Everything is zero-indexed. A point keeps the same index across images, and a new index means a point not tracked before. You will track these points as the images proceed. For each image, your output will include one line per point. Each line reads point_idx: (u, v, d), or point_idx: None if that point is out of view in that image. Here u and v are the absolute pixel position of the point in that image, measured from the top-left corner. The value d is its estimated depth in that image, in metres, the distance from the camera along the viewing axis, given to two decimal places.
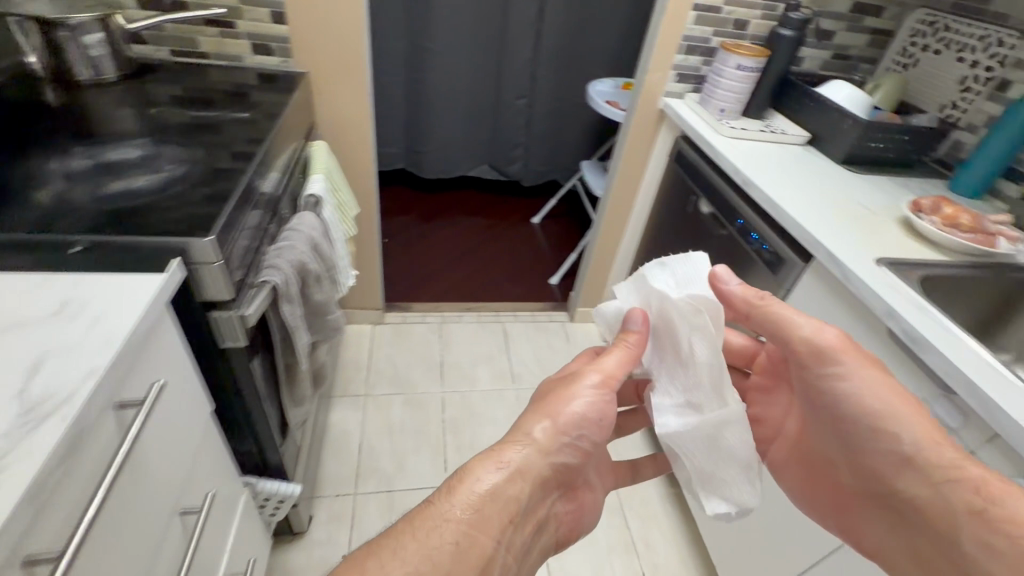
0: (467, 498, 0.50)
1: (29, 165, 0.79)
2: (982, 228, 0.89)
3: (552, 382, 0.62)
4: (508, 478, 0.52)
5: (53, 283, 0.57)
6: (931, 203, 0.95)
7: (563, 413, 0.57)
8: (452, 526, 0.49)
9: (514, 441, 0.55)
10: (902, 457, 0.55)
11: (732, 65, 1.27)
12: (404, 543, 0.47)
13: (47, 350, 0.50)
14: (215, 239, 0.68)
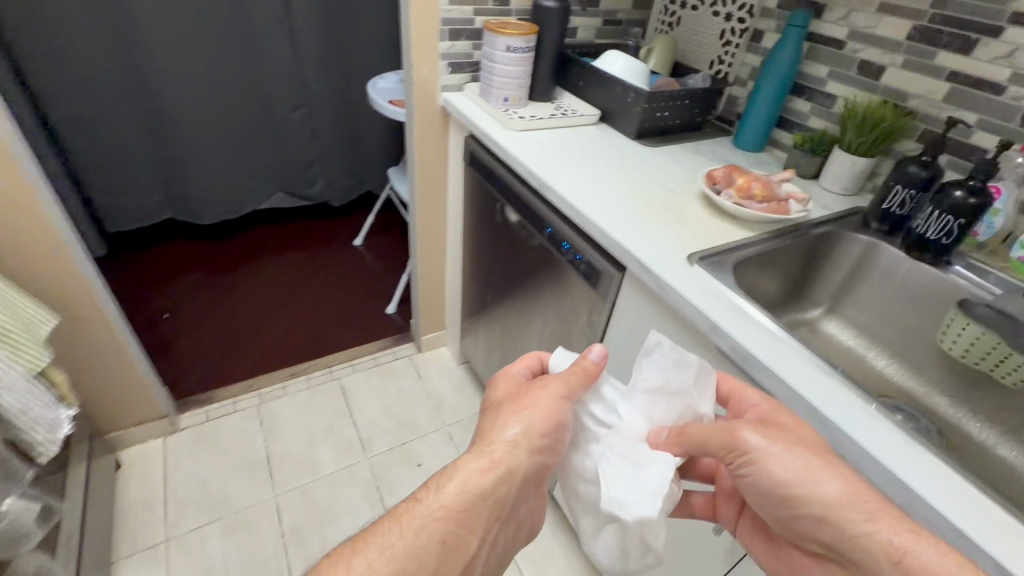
0: (433, 502, 0.55)
1: None
2: (776, 192, 0.84)
3: (507, 390, 0.64)
4: (492, 481, 0.56)
5: None
6: (726, 175, 0.89)
7: (537, 416, 0.59)
8: (436, 525, 0.54)
9: (495, 433, 0.59)
10: (864, 550, 0.48)
11: (502, 48, 1.11)
12: (389, 544, 0.52)
13: None
14: None
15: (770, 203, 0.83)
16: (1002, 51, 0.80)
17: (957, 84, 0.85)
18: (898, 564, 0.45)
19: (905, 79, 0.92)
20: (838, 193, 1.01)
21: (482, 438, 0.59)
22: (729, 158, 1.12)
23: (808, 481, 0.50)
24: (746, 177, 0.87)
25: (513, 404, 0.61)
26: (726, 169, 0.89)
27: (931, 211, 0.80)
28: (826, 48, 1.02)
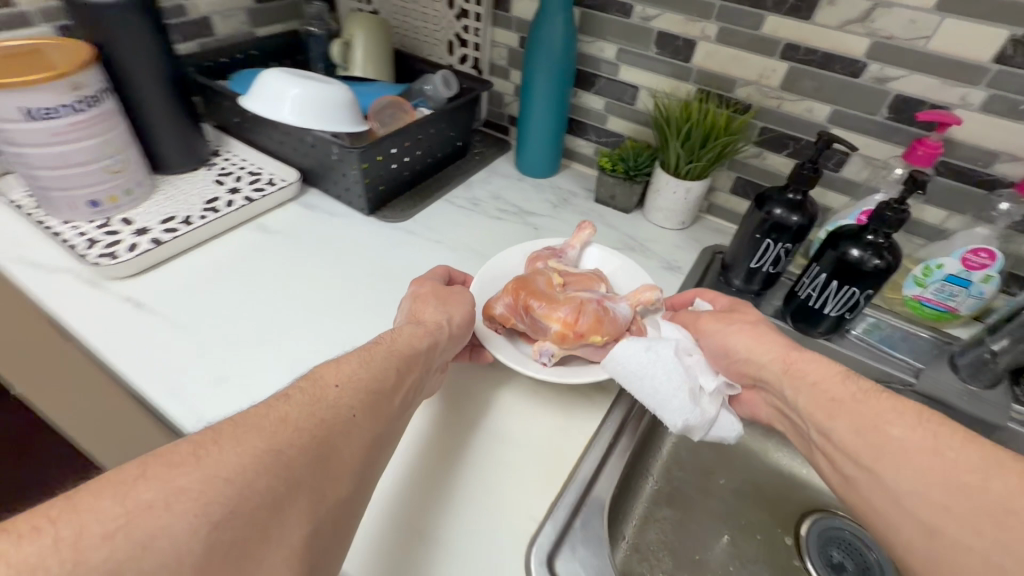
0: (354, 369, 0.38)
1: None
2: (615, 316, 0.48)
3: (433, 287, 0.50)
4: (424, 323, 0.45)
5: None
6: (519, 303, 0.49)
7: (444, 292, 0.49)
8: (393, 351, 0.41)
9: (427, 314, 0.47)
10: (767, 355, 0.46)
11: (18, 113, 0.51)
12: (353, 360, 0.39)
13: None
14: None
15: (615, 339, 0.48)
16: (857, 10, 0.52)
17: (796, 63, 0.57)
18: (790, 374, 0.44)
19: (725, 58, 0.61)
20: (675, 229, 0.71)
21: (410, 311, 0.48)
22: (520, 203, 0.74)
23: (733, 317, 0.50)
24: (553, 303, 0.48)
25: (447, 295, 0.49)
26: (509, 295, 0.49)
27: (823, 277, 0.54)
28: (606, 16, 0.66)
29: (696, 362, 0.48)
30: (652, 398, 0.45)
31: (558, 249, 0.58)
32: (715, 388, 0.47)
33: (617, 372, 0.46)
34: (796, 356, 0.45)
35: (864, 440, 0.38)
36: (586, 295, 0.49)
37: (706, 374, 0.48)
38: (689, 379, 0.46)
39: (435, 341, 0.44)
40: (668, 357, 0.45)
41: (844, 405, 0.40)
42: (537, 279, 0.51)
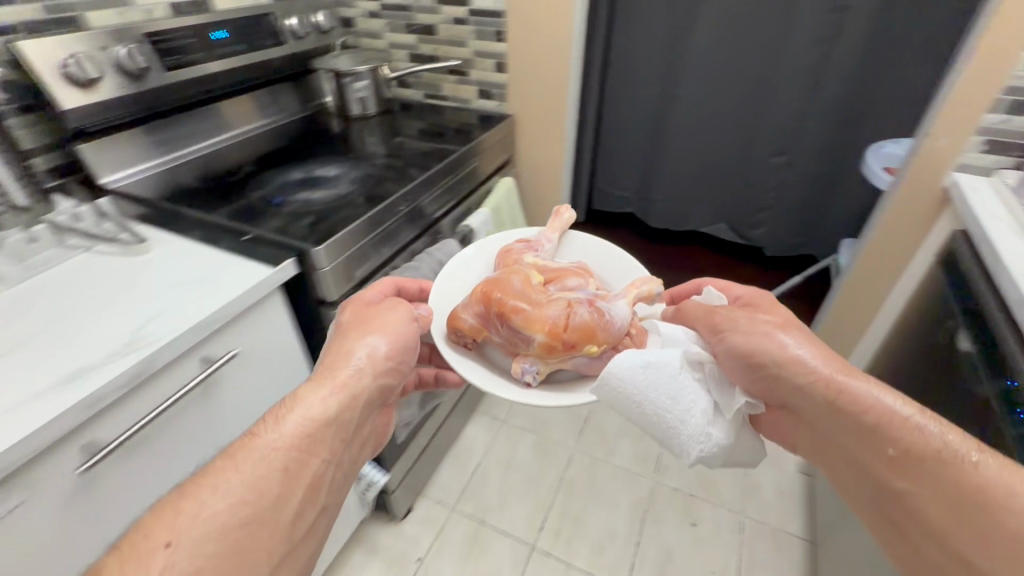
0: (259, 453, 0.53)
1: (271, 175, 1.06)
2: (608, 319, 0.67)
3: (353, 315, 0.71)
4: (331, 394, 0.60)
5: (212, 256, 0.79)
6: (491, 313, 0.69)
7: (374, 323, 0.68)
8: (273, 462, 0.53)
9: (335, 366, 0.63)
10: (818, 388, 0.55)
11: None
12: (221, 480, 0.49)
13: (165, 306, 0.68)
14: (328, 248, 0.81)
15: (607, 342, 0.67)
16: None
17: None
18: (902, 429, 0.50)
19: None
20: None
21: (327, 368, 0.62)
22: None
23: (755, 324, 0.62)
24: (532, 319, 0.66)
25: (358, 327, 0.68)
26: (480, 311, 0.69)
27: None
28: None
29: (711, 372, 0.61)
30: (679, 416, 0.55)
31: (532, 242, 0.86)
32: (740, 409, 0.60)
33: (617, 388, 0.55)
34: (844, 383, 0.54)
35: (936, 483, 0.47)
36: (574, 299, 0.69)
37: (722, 387, 0.61)
38: (700, 399, 0.57)
39: (342, 407, 0.60)
40: (679, 375, 0.56)
41: (925, 454, 0.48)
42: (513, 281, 0.71)
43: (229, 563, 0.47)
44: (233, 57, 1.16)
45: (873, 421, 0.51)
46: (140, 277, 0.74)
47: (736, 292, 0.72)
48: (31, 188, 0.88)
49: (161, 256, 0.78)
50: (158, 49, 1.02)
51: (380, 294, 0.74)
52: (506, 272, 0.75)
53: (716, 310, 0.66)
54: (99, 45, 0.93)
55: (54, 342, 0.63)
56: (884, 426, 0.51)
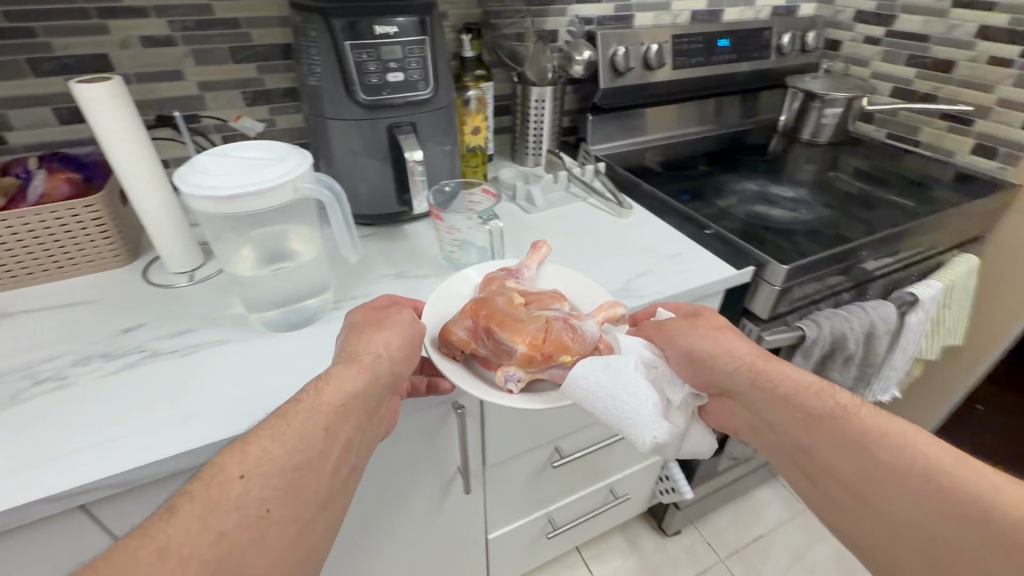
0: (308, 413, 0.48)
1: (719, 179, 1.11)
2: (580, 335, 0.61)
3: (367, 314, 0.60)
4: (359, 369, 0.54)
5: (680, 240, 0.87)
6: (479, 327, 0.61)
7: (378, 317, 0.60)
8: (313, 421, 0.48)
9: (363, 351, 0.56)
10: (740, 372, 0.59)
11: None
12: (268, 435, 0.46)
13: (648, 270, 0.79)
14: (790, 270, 0.79)
15: (582, 355, 0.60)
16: None
17: None
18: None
19: None
20: None
21: (351, 349, 0.56)
22: None
23: (716, 333, 0.63)
24: (516, 330, 0.60)
25: (373, 330, 0.58)
26: (470, 323, 0.62)
27: None
28: None
29: (663, 374, 0.61)
30: (627, 420, 0.57)
31: (513, 269, 0.72)
32: (684, 397, 0.63)
33: (585, 398, 0.57)
34: (764, 366, 0.58)
35: (844, 448, 0.49)
36: (550, 316, 0.63)
37: (672, 386, 0.62)
38: (650, 394, 0.57)
39: (376, 374, 0.54)
40: (632, 373, 0.57)
41: (822, 417, 0.51)
42: (497, 304, 0.63)
43: (286, 507, 0.43)
44: (723, 64, 1.24)
45: (782, 393, 0.55)
46: (626, 240, 0.87)
47: (687, 309, 0.69)
48: (557, 142, 1.12)
49: (637, 226, 0.92)
50: (675, 49, 1.16)
51: (381, 296, 0.65)
52: (490, 292, 0.67)
53: (688, 322, 0.64)
54: (643, 41, 1.11)
55: (572, 268, 0.80)
56: (795, 398, 0.54)
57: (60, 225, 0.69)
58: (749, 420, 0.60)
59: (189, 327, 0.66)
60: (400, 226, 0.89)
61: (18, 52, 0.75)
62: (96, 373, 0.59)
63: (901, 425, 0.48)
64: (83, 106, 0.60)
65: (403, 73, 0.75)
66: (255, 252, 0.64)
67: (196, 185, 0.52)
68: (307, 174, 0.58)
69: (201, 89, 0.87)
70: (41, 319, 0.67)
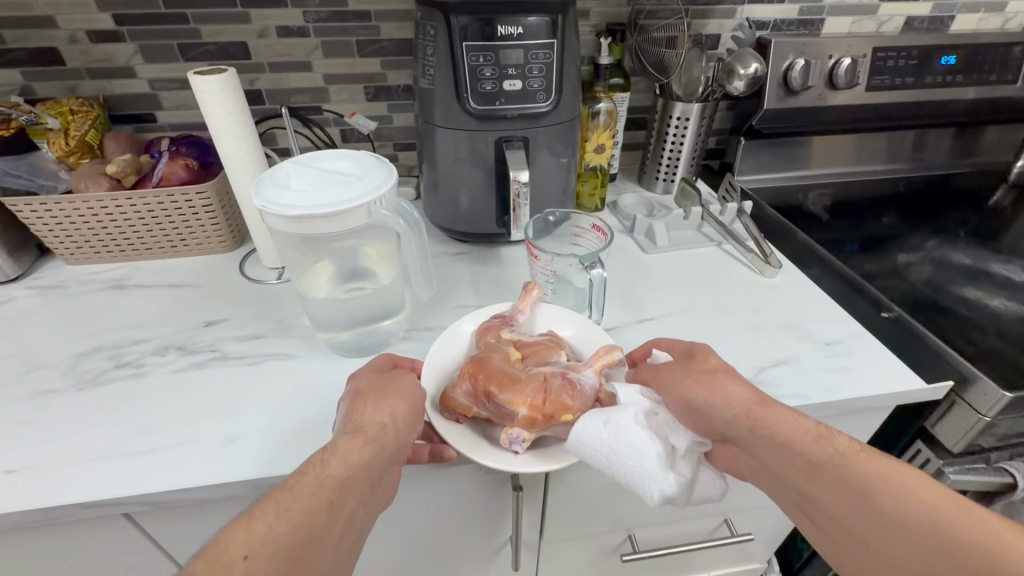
0: (314, 484, 0.40)
1: (910, 238, 0.85)
2: (581, 391, 0.49)
3: (371, 380, 0.50)
4: (360, 435, 0.44)
5: (842, 320, 0.66)
6: (478, 390, 0.49)
7: (376, 381, 0.49)
8: (319, 492, 0.40)
9: (369, 420, 0.46)
10: (731, 416, 0.46)
11: None
12: (272, 510, 0.37)
13: (790, 358, 0.61)
14: (1013, 399, 0.56)
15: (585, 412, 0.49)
16: None
17: None
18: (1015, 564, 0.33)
19: None
20: None
21: (353, 415, 0.46)
22: None
23: (708, 375, 0.48)
24: (513, 388, 0.48)
25: (381, 394, 0.48)
26: (466, 385, 0.50)
27: None
28: None
29: (664, 421, 0.49)
30: (631, 473, 0.46)
31: (507, 315, 0.59)
32: (690, 445, 0.49)
33: (588, 456, 0.46)
34: (761, 410, 0.45)
35: (844, 497, 0.39)
36: (549, 370, 0.51)
37: (676, 432, 0.49)
38: (655, 445, 0.46)
39: (382, 444, 0.44)
40: (633, 426, 0.46)
41: (822, 464, 0.41)
42: (492, 358, 0.51)
43: None
44: (941, 88, 0.96)
45: (778, 438, 0.43)
46: (765, 307, 0.69)
47: (680, 347, 0.54)
48: (696, 168, 0.95)
49: (784, 290, 0.72)
50: (875, 65, 0.91)
51: (382, 354, 0.54)
52: (484, 345, 0.54)
53: (677, 367, 0.50)
54: (831, 53, 0.88)
55: (688, 337, 0.64)
56: (792, 440, 0.43)
57: (174, 207, 0.71)
58: (736, 466, 0.48)
59: (260, 332, 0.64)
60: (497, 248, 0.81)
61: (173, 38, 0.79)
62: (168, 368, 0.59)
63: (890, 463, 0.39)
64: (197, 95, 0.59)
65: (522, 82, 0.65)
66: (334, 267, 0.58)
67: (267, 202, 0.47)
68: (385, 200, 0.50)
69: (326, 82, 0.86)
70: (145, 296, 0.70)
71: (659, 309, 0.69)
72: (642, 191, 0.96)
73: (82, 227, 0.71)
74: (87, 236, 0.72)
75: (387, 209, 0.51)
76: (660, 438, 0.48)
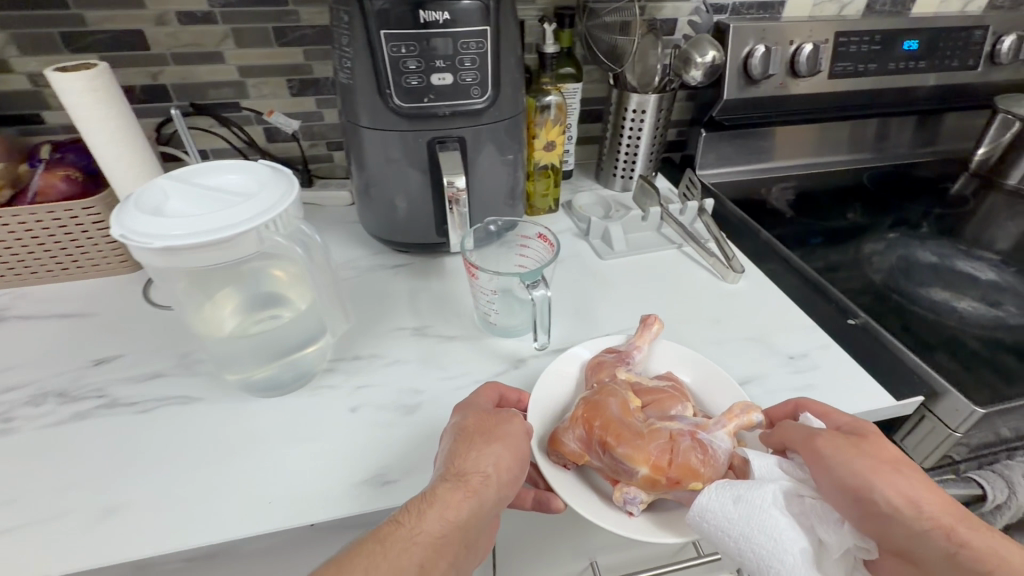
0: (409, 540, 0.36)
1: (875, 234, 0.82)
2: (712, 455, 0.44)
3: (480, 420, 0.46)
4: (466, 485, 0.41)
5: (807, 329, 0.62)
6: (592, 439, 0.45)
7: (485, 426, 0.45)
8: (412, 552, 0.36)
9: (471, 467, 0.42)
10: (920, 528, 0.38)
11: None
12: (362, 568, 0.34)
13: (754, 377, 0.56)
14: (983, 413, 0.53)
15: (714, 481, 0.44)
16: None
17: None
18: None
19: None
20: None
21: (458, 465, 0.42)
22: None
23: (894, 470, 0.40)
24: (635, 444, 0.44)
25: (482, 437, 0.44)
26: (582, 432, 0.46)
27: None
28: None
29: (816, 508, 0.40)
30: (759, 560, 0.39)
31: (623, 352, 0.55)
32: (847, 546, 0.39)
33: (712, 534, 0.40)
34: (968, 534, 0.37)
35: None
36: (677, 429, 0.46)
37: (826, 524, 0.40)
38: (797, 540, 0.39)
39: (478, 501, 0.40)
40: (770, 510, 0.39)
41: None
42: (610, 404, 0.47)
43: None
44: (904, 74, 0.92)
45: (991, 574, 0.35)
46: (727, 317, 0.64)
47: (839, 419, 0.46)
48: (655, 163, 0.90)
49: (748, 296, 0.68)
50: (838, 51, 0.87)
51: (487, 381, 0.51)
52: (599, 387, 0.50)
53: (841, 439, 0.42)
54: (793, 38, 0.83)
55: None
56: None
57: (58, 227, 0.62)
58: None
59: (161, 370, 0.55)
60: (441, 258, 0.74)
61: (52, 26, 0.68)
62: (43, 421, 0.50)
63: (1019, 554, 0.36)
64: (59, 96, 0.49)
65: (452, 74, 0.57)
66: (238, 296, 0.49)
67: (126, 229, 0.39)
68: (278, 223, 0.43)
69: (243, 75, 0.76)
70: (27, 330, 0.60)
71: (616, 324, 0.64)
72: (599, 189, 0.90)
73: None
74: None
75: (283, 234, 0.44)
76: (804, 530, 0.40)
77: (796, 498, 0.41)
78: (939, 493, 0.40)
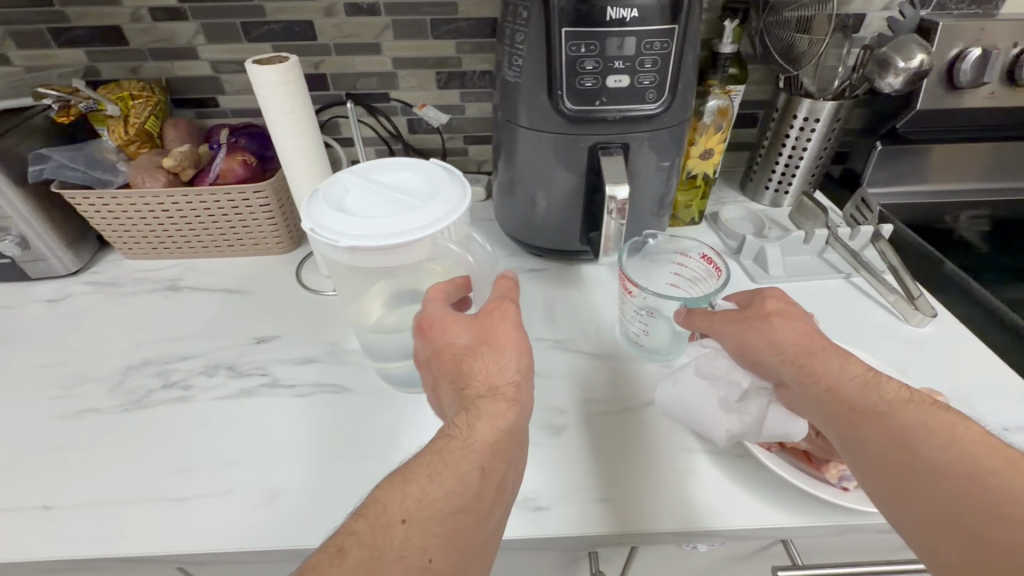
0: (463, 446, 0.35)
1: None
2: None
3: (438, 308, 0.42)
4: (490, 392, 0.38)
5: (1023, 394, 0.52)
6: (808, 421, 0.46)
7: (492, 326, 0.41)
8: (470, 457, 0.35)
9: (497, 376, 0.39)
10: (857, 387, 0.40)
11: None
12: (422, 474, 0.34)
13: None
14: None
15: None
16: None
17: None
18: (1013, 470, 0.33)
19: None
20: None
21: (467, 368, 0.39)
22: None
23: (761, 321, 0.46)
24: None
25: (488, 346, 0.40)
26: None
27: None
28: None
29: (722, 374, 0.48)
30: (691, 421, 0.48)
31: None
32: (749, 390, 0.46)
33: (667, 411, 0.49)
34: (858, 389, 0.40)
35: (948, 499, 0.33)
36: None
37: (731, 383, 0.47)
38: (710, 395, 0.47)
39: (509, 407, 0.37)
40: (687, 377, 0.48)
41: (911, 453, 0.35)
42: None
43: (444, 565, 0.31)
44: None
45: (913, 422, 0.37)
46: (917, 365, 0.56)
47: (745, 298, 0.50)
48: (817, 177, 0.80)
49: (938, 343, 0.58)
50: None
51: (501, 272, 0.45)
52: None
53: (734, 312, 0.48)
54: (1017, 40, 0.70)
55: None
56: (930, 429, 0.36)
57: (229, 206, 0.66)
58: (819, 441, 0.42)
59: (314, 355, 0.57)
60: (577, 266, 0.71)
61: (235, 15, 0.72)
62: (215, 394, 0.53)
63: (907, 402, 0.38)
64: (254, 87, 0.52)
65: (630, 77, 0.53)
66: (400, 293, 0.49)
67: (316, 224, 0.41)
68: (449, 230, 0.43)
69: (396, 66, 0.77)
70: (198, 301, 0.65)
71: None
72: (745, 202, 0.82)
73: (139, 223, 0.67)
74: (143, 231, 0.68)
75: (452, 242, 0.45)
76: (714, 388, 0.47)
77: (709, 364, 0.49)
78: (825, 345, 0.44)
